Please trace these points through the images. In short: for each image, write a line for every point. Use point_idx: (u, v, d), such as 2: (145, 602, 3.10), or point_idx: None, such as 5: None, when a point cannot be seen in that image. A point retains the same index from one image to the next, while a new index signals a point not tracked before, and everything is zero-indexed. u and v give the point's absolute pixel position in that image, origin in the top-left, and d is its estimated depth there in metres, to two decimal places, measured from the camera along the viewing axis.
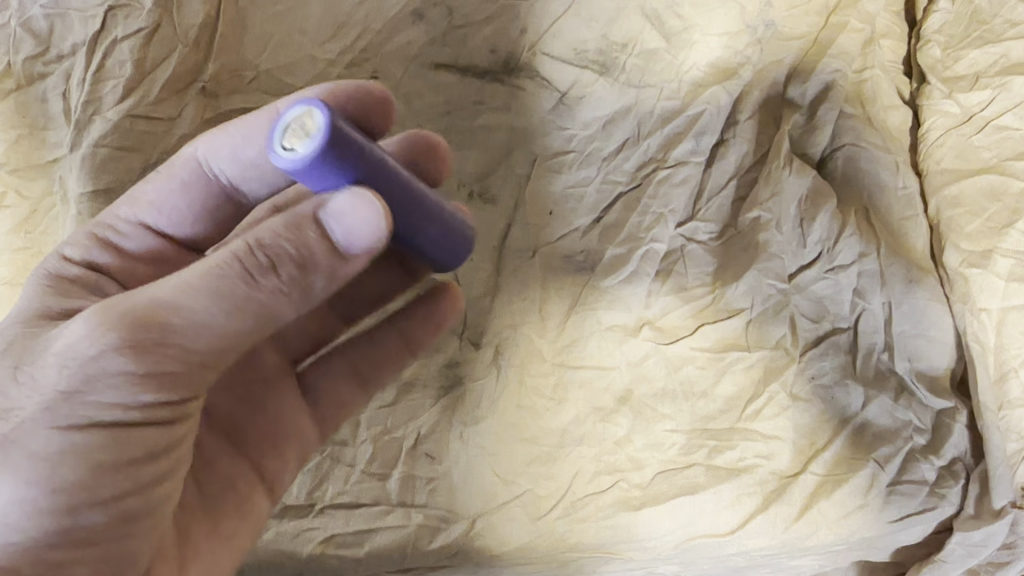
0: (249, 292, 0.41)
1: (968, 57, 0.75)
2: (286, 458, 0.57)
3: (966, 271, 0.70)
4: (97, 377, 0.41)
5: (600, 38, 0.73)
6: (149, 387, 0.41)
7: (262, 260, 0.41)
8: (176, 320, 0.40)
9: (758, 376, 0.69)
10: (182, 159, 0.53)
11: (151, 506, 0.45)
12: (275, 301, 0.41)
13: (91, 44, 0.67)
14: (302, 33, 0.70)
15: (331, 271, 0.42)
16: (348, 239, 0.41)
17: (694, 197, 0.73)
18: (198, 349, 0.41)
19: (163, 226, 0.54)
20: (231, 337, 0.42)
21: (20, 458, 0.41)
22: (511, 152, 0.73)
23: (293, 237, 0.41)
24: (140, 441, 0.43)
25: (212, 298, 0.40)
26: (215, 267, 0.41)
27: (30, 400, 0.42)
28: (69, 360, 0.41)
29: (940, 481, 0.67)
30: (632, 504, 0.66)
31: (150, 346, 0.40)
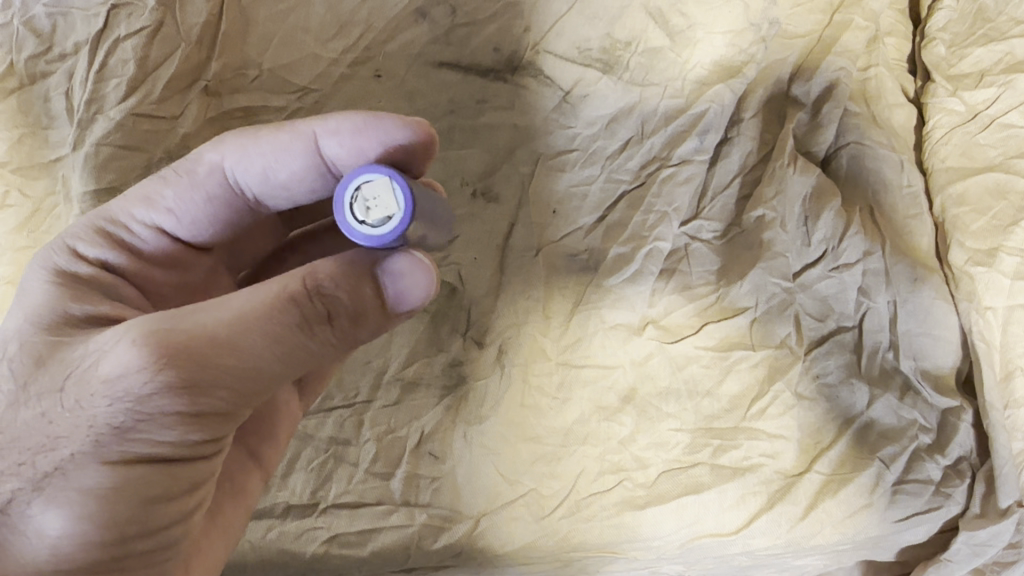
0: (304, 340, 0.43)
1: (972, 55, 0.75)
2: (277, 440, 0.57)
3: (972, 270, 0.70)
4: (152, 417, 0.41)
5: (603, 37, 0.73)
6: (198, 426, 0.42)
7: (321, 311, 0.43)
8: (234, 362, 0.41)
9: (762, 375, 0.69)
10: (205, 166, 0.52)
11: (189, 528, 0.47)
12: (324, 349, 0.44)
13: (93, 43, 0.66)
14: (305, 31, 0.70)
15: (378, 325, 0.46)
16: (400, 302, 0.46)
17: (698, 195, 0.73)
18: (247, 391, 0.42)
19: (183, 232, 0.54)
20: (278, 380, 0.44)
21: (69, 490, 0.42)
22: (515, 151, 0.73)
23: (353, 291, 0.44)
24: (185, 476, 0.44)
25: (270, 343, 0.42)
26: (274, 309, 0.42)
27: (72, 430, 0.42)
28: (119, 392, 0.40)
29: (945, 481, 0.67)
30: (636, 503, 0.66)
31: (207, 387, 0.41)
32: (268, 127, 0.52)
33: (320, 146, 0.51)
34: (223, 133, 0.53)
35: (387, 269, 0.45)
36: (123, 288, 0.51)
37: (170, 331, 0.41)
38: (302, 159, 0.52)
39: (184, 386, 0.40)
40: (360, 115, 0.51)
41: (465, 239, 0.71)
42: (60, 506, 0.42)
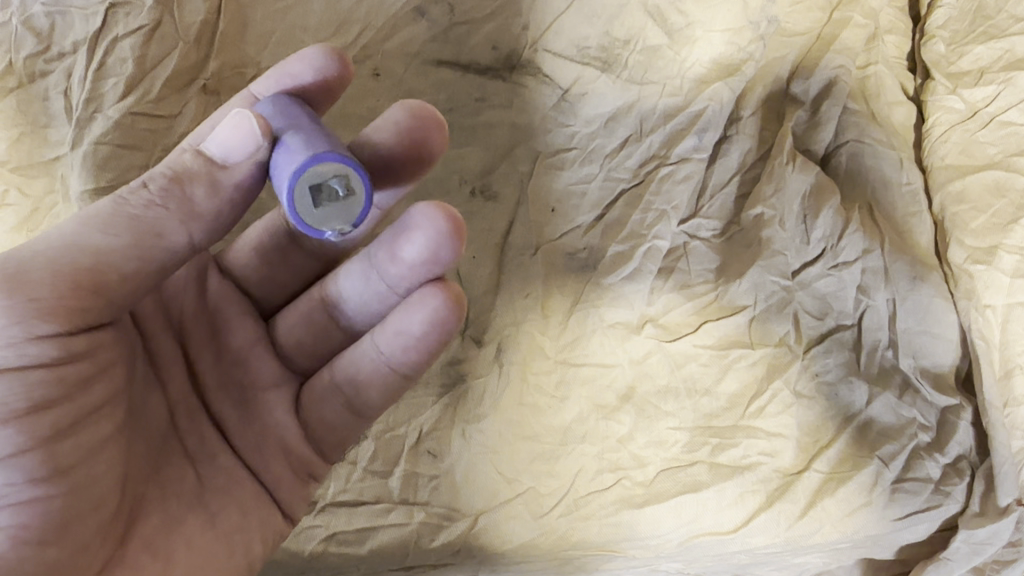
0: (127, 209, 0.44)
1: (972, 53, 0.75)
2: (279, 470, 0.54)
3: (972, 268, 0.70)
4: None
5: (602, 35, 0.73)
6: (39, 315, 0.43)
7: (137, 185, 0.45)
8: (55, 249, 0.44)
9: (762, 373, 0.69)
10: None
11: (79, 459, 0.44)
12: (151, 211, 0.44)
13: (91, 42, 0.67)
14: (303, 30, 0.70)
15: (209, 178, 0.44)
16: (225, 151, 0.44)
17: (697, 193, 0.73)
18: (77, 269, 0.43)
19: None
20: (121, 259, 0.44)
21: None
22: (514, 149, 0.73)
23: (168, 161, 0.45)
24: (34, 381, 0.43)
25: (94, 223, 0.44)
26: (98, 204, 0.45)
27: None
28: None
29: (945, 479, 0.67)
30: (635, 501, 0.66)
31: (33, 274, 0.43)
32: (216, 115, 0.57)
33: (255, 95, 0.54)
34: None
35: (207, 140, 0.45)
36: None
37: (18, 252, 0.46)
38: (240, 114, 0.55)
39: (12, 277, 0.43)
40: (274, 69, 0.55)
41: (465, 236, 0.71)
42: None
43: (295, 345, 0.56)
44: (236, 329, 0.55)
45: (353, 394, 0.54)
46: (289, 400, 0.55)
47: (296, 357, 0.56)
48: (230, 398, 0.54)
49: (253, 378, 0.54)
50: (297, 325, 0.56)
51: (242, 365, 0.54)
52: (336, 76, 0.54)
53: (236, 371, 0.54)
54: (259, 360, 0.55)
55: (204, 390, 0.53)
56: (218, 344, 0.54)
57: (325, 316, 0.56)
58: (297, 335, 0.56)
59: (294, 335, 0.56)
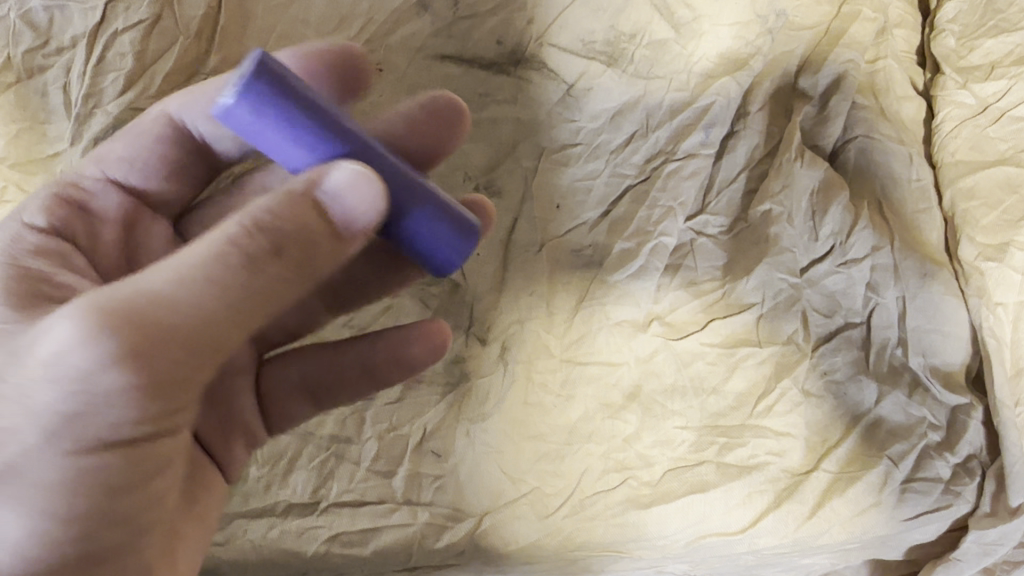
0: (250, 279, 0.37)
1: (982, 47, 0.74)
2: (239, 451, 0.54)
3: (982, 265, 0.69)
4: (94, 395, 0.36)
5: (608, 29, 0.72)
6: (156, 395, 0.37)
7: (267, 249, 0.37)
8: (177, 322, 0.36)
9: (770, 372, 0.68)
10: (156, 113, 0.54)
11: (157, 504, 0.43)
12: (278, 286, 0.38)
13: (91, 36, 0.66)
14: (305, 24, 0.69)
15: (337, 250, 0.39)
16: (348, 221, 0.39)
17: (704, 190, 0.72)
18: (205, 345, 0.37)
19: (136, 183, 0.54)
20: (239, 329, 0.38)
21: (25, 487, 0.38)
22: (518, 144, 0.72)
23: (296, 216, 0.37)
24: (140, 456, 0.40)
25: (214, 292, 0.36)
26: (211, 255, 0.36)
27: (18, 418, 0.37)
28: (55, 373, 0.36)
29: (955, 478, 0.66)
30: (641, 501, 0.65)
31: (159, 350, 0.36)
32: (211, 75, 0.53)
33: None
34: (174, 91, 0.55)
35: (326, 183, 0.38)
36: (75, 258, 0.48)
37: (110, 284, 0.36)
38: None
39: (129, 354, 0.35)
40: None
41: None
42: (13, 502, 0.38)
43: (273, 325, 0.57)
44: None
45: (320, 391, 0.56)
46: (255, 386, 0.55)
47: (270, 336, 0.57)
48: None
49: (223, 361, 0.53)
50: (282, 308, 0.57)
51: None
52: None
53: None
54: None
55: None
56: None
57: (314, 298, 0.57)
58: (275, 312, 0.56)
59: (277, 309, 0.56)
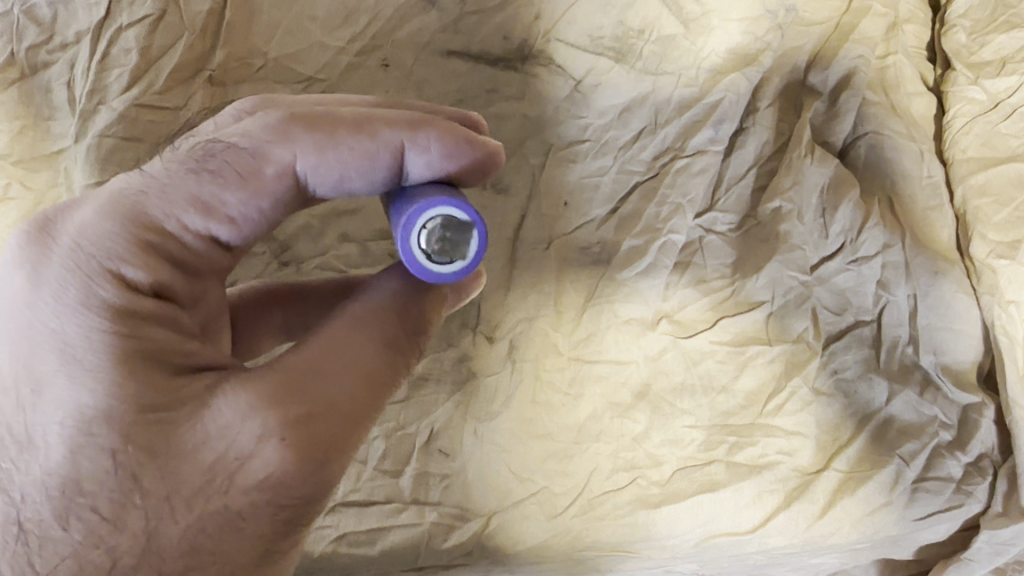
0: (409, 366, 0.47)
1: (994, 42, 0.73)
2: None
3: (994, 262, 0.68)
4: (305, 499, 0.42)
5: (616, 25, 0.71)
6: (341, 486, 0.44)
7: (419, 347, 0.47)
8: (366, 426, 0.43)
9: (780, 371, 0.67)
10: (276, 166, 0.43)
11: None
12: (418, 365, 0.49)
13: (95, 32, 0.65)
14: (311, 20, 0.69)
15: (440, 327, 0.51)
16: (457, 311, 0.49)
17: (713, 186, 0.71)
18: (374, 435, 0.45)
19: (235, 241, 0.45)
20: None
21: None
22: (525, 141, 0.71)
23: (434, 313, 0.47)
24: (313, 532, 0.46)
25: (388, 393, 0.44)
26: (385, 364, 0.44)
27: (237, 528, 0.41)
28: (276, 491, 0.41)
29: (967, 478, 0.65)
30: (650, 501, 0.65)
31: (352, 452, 0.43)
32: (345, 121, 0.44)
33: (404, 158, 0.44)
34: (287, 119, 0.44)
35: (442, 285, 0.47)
36: (182, 319, 0.44)
37: (298, 411, 0.41)
38: (383, 178, 0.44)
39: (338, 458, 0.42)
40: (430, 133, 0.45)
41: None
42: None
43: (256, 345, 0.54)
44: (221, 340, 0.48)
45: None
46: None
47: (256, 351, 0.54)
48: None
49: None
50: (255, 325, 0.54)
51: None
52: (490, 154, 0.47)
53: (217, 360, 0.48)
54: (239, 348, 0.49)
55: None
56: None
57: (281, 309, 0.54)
58: None
59: None
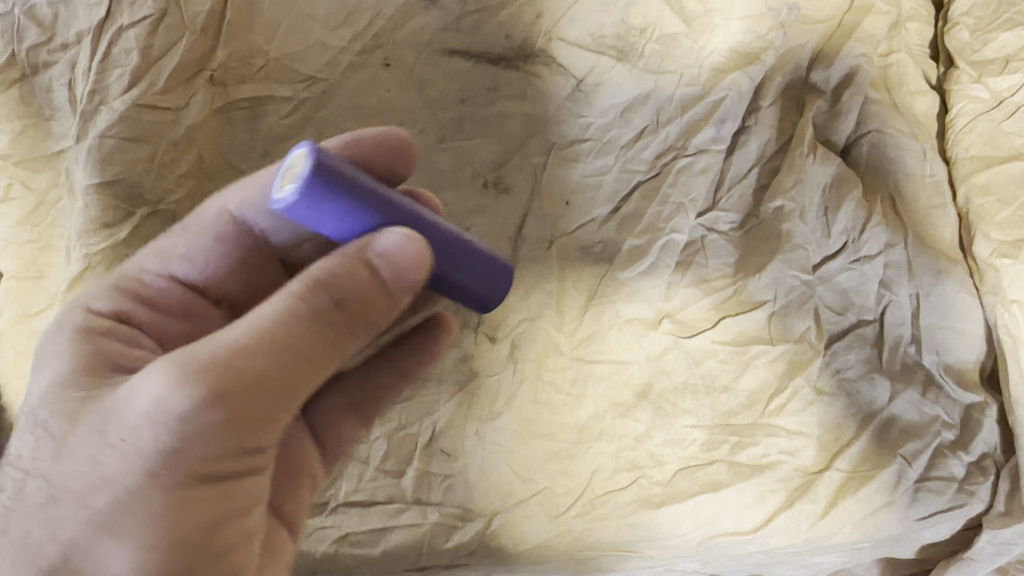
0: (340, 330, 0.42)
1: (997, 40, 0.73)
2: (301, 500, 0.54)
3: (997, 262, 0.67)
4: (189, 437, 0.39)
5: (618, 23, 0.71)
6: (241, 434, 0.40)
7: (338, 306, 0.41)
8: (256, 365, 0.39)
9: (782, 370, 0.67)
10: (213, 211, 0.53)
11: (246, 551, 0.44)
12: (357, 332, 0.43)
13: (96, 32, 0.65)
14: (312, 20, 0.69)
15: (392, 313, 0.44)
16: (403, 282, 0.42)
17: (715, 185, 0.71)
18: (286, 385, 0.41)
19: (196, 278, 0.53)
20: (316, 375, 0.42)
21: (125, 517, 0.39)
22: (527, 140, 0.71)
23: (358, 277, 0.41)
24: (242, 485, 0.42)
25: (291, 338, 0.40)
26: (288, 310, 0.40)
27: (123, 467, 0.39)
28: (153, 422, 0.39)
29: (970, 477, 0.65)
30: (653, 501, 0.64)
31: (243, 391, 0.39)
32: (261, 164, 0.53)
33: None
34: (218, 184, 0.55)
35: (372, 244, 0.41)
36: (141, 336, 0.49)
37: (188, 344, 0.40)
38: None
39: (221, 391, 0.39)
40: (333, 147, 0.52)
41: (478, 231, 0.69)
42: (119, 538, 0.39)
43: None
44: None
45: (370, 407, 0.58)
46: (306, 427, 0.56)
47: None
48: None
49: None
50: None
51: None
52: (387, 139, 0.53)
53: None
54: None
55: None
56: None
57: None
58: None
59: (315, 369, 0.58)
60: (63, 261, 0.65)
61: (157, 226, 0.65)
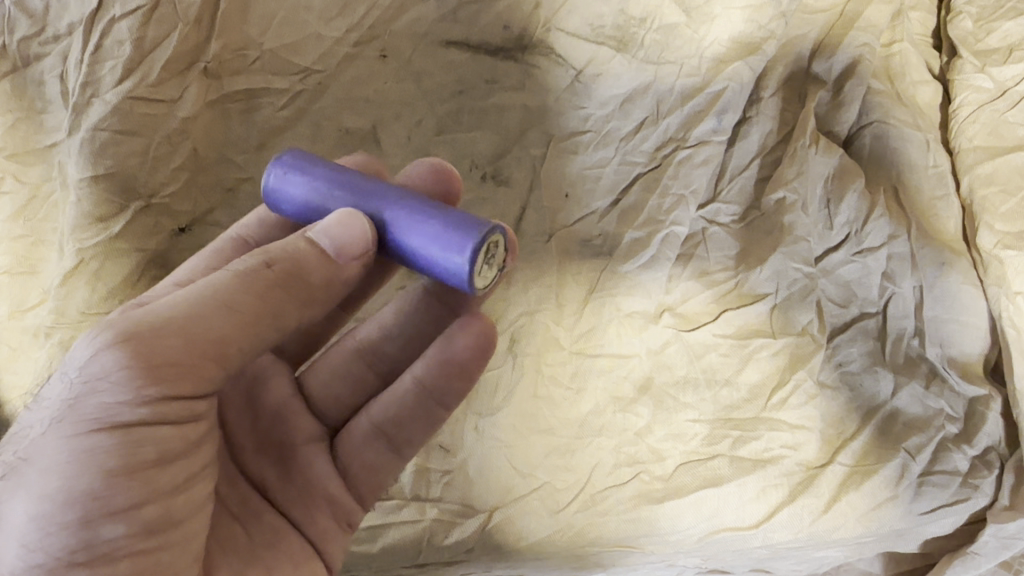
0: (266, 285, 0.41)
1: (1001, 29, 0.72)
2: (323, 519, 0.53)
3: (1000, 253, 0.66)
4: (96, 381, 0.39)
5: (617, 13, 0.70)
6: (150, 379, 0.39)
7: (261, 263, 0.42)
8: (168, 313, 0.40)
9: (784, 364, 0.66)
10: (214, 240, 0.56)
11: (175, 518, 0.42)
12: (288, 292, 0.42)
13: (87, 23, 0.64)
14: (307, 10, 0.68)
15: (329, 276, 0.43)
16: (341, 245, 0.43)
17: (716, 176, 0.70)
18: (200, 335, 0.40)
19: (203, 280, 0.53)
20: (240, 327, 0.41)
21: (34, 473, 0.39)
22: (525, 132, 0.70)
23: (291, 246, 0.42)
24: (157, 442, 0.40)
25: (210, 292, 0.41)
26: (215, 274, 0.41)
27: (43, 419, 0.40)
28: (70, 371, 0.40)
29: (974, 472, 0.64)
30: (654, 496, 0.64)
31: (149, 335, 0.39)
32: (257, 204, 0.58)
33: None
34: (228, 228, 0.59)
35: (312, 227, 0.44)
36: None
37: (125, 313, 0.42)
38: None
39: (125, 334, 0.39)
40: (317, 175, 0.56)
41: None
42: (26, 488, 0.39)
43: (329, 397, 0.57)
44: (273, 387, 0.54)
45: (395, 433, 0.55)
46: (327, 450, 0.54)
47: (336, 407, 0.57)
48: (268, 457, 0.52)
49: (289, 435, 0.53)
50: (332, 377, 0.57)
51: (282, 421, 0.54)
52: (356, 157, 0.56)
53: (276, 429, 0.53)
54: (297, 416, 0.54)
55: (239, 451, 0.52)
56: (252, 410, 0.53)
57: (359, 365, 0.58)
58: (332, 387, 0.57)
59: (333, 388, 0.57)
60: (56, 256, 0.64)
61: (151, 221, 0.65)
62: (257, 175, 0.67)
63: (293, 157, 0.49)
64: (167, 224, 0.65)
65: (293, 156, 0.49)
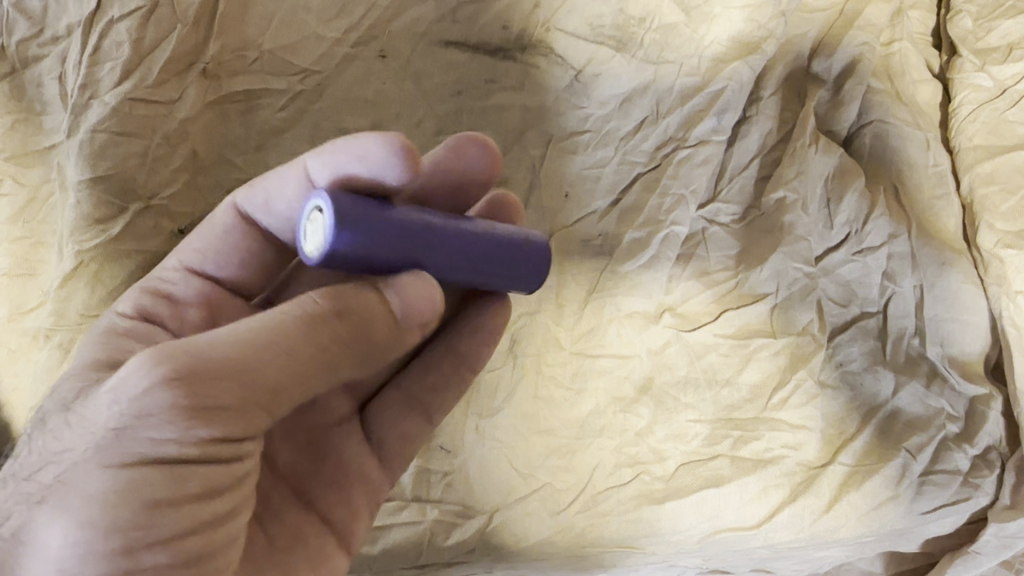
0: (330, 342, 0.40)
1: (1000, 28, 0.72)
2: (354, 503, 0.53)
3: (1002, 252, 0.66)
4: (148, 414, 0.38)
5: (617, 13, 0.70)
6: (205, 420, 0.38)
7: (328, 315, 0.40)
8: (229, 352, 0.39)
9: (784, 364, 0.66)
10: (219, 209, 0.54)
11: (214, 548, 0.42)
12: (349, 348, 0.41)
13: (86, 25, 0.64)
14: (306, 11, 0.68)
15: (388, 335, 0.42)
16: (411, 311, 0.42)
17: (716, 176, 0.70)
18: (259, 382, 0.39)
19: (212, 268, 0.53)
20: (298, 377, 0.40)
21: (75, 498, 0.38)
22: (524, 133, 0.70)
23: (359, 300, 0.41)
24: (203, 477, 0.40)
25: (273, 337, 0.39)
26: (279, 316, 0.40)
27: (84, 439, 0.39)
28: (117, 396, 0.38)
29: (974, 471, 0.64)
30: (655, 497, 0.64)
31: (207, 375, 0.38)
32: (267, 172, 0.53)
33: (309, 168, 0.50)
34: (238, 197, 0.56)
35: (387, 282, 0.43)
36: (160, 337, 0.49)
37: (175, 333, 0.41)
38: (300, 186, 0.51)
39: (183, 370, 0.38)
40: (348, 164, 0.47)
41: None
42: (65, 509, 0.39)
43: None
44: None
45: (428, 399, 0.55)
46: (359, 429, 0.54)
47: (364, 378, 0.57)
48: (300, 440, 0.53)
49: (320, 415, 0.53)
50: None
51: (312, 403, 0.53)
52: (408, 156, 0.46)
53: (307, 412, 0.53)
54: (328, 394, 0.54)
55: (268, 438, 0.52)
56: None
57: None
58: None
59: None
60: (56, 258, 0.64)
61: (150, 222, 0.64)
62: (256, 175, 0.67)
63: (345, 213, 0.41)
64: (166, 225, 0.65)
65: (347, 214, 0.41)
